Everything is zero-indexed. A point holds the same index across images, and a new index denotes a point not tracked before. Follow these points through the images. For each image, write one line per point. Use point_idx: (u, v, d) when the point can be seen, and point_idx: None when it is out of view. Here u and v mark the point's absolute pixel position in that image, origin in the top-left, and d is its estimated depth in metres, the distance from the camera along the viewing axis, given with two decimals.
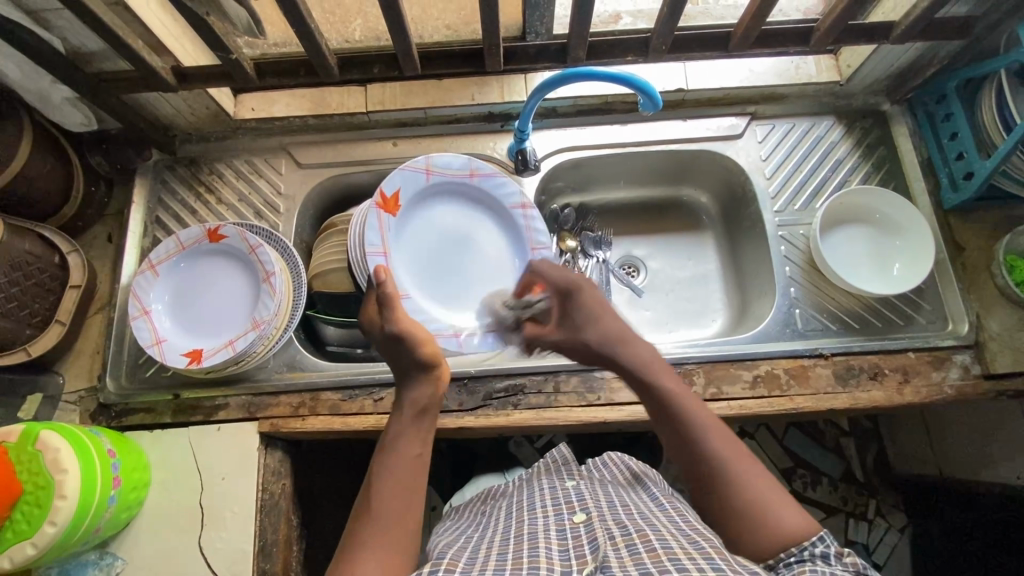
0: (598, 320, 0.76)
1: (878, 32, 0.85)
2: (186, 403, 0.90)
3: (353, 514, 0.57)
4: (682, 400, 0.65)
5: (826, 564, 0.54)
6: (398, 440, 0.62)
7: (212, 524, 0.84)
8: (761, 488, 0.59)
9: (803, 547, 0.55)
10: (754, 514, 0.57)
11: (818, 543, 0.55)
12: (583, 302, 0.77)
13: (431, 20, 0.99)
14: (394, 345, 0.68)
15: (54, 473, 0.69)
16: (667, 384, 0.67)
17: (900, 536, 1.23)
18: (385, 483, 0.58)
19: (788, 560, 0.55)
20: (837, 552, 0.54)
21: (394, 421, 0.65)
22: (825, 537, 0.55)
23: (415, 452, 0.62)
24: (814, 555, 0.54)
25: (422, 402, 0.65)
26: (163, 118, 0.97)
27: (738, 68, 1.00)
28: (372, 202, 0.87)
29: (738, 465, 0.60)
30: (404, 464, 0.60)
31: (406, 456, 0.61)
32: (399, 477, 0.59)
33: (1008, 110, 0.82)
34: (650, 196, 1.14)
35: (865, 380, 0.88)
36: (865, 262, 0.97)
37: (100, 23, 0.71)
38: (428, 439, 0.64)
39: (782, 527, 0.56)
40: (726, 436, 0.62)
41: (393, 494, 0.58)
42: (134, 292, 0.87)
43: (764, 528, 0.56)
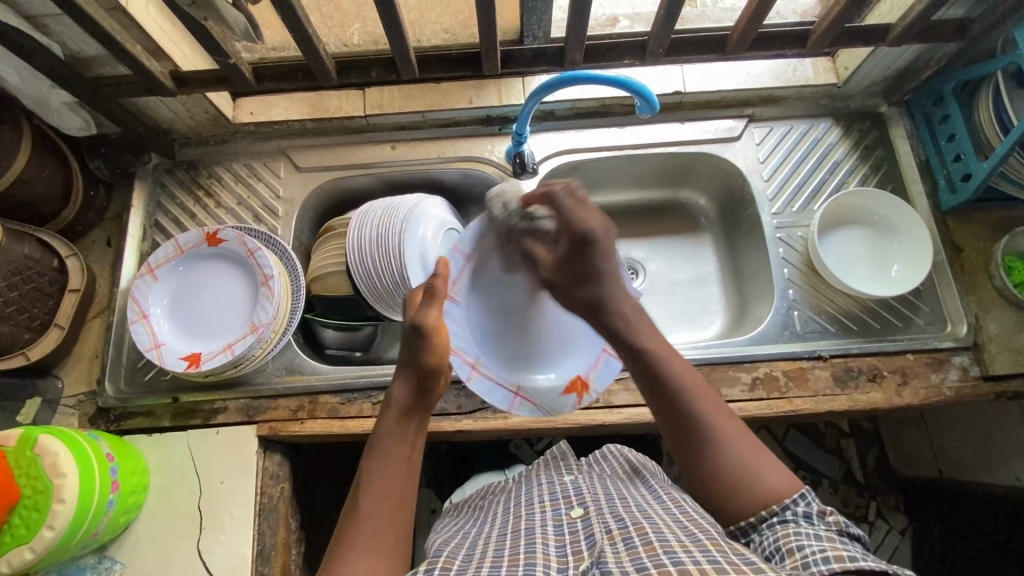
0: (605, 273, 0.75)
1: (875, 34, 0.85)
2: (185, 406, 0.90)
3: (342, 515, 0.57)
4: (669, 363, 0.66)
5: (809, 523, 0.54)
6: (384, 441, 0.62)
7: (210, 528, 0.84)
8: (744, 447, 0.60)
9: (784, 507, 0.55)
10: (738, 472, 0.58)
11: (799, 503, 0.55)
12: (597, 255, 0.75)
13: (429, 24, 0.99)
14: (412, 339, 0.67)
15: (52, 477, 0.69)
16: (655, 347, 0.68)
17: (902, 537, 1.21)
18: (373, 486, 0.58)
19: (770, 521, 0.55)
20: (820, 512, 0.55)
21: (381, 421, 0.64)
22: (807, 495, 0.56)
23: (403, 454, 0.61)
24: (797, 515, 0.55)
25: (412, 403, 0.65)
26: (162, 122, 0.97)
27: (736, 70, 1.00)
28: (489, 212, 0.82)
29: (721, 423, 0.61)
30: (391, 465, 0.60)
31: (393, 457, 0.60)
32: (388, 477, 0.59)
33: (1005, 112, 0.82)
34: (649, 198, 1.14)
35: (864, 383, 0.88)
36: (865, 262, 0.97)
37: (99, 28, 0.71)
38: (416, 442, 0.63)
39: (765, 486, 0.57)
40: (710, 397, 0.64)
41: (382, 498, 0.57)
42: (133, 296, 0.87)
43: (748, 486, 0.58)
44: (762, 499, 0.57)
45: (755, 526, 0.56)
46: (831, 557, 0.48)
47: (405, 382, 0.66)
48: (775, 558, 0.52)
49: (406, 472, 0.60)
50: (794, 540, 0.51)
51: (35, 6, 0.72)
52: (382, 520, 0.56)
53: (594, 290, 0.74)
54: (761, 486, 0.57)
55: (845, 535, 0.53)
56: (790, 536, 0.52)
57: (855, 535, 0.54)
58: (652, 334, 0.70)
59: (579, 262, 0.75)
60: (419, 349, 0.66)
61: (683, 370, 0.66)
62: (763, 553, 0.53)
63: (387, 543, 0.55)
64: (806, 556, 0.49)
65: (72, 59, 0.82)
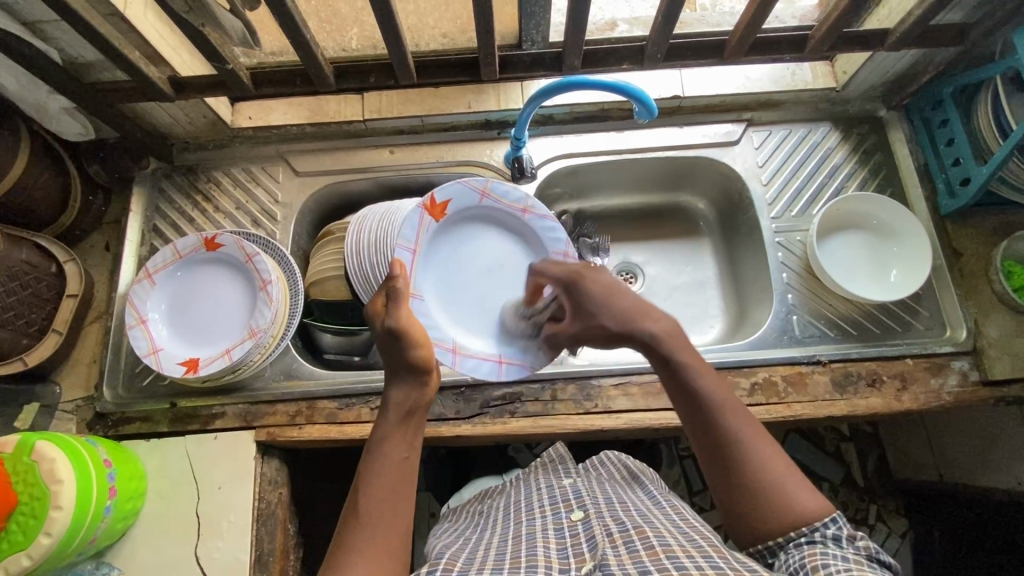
0: (605, 297, 0.68)
1: (873, 40, 0.85)
2: (183, 411, 0.90)
3: (341, 518, 0.57)
4: (707, 381, 0.60)
5: (837, 546, 0.53)
6: (382, 443, 0.61)
7: (209, 534, 0.84)
8: (782, 471, 0.57)
9: (815, 529, 0.55)
10: (776, 500, 0.56)
11: (830, 525, 0.55)
12: (591, 287, 0.69)
13: (428, 28, 1.00)
14: (391, 342, 0.66)
15: (50, 483, 0.69)
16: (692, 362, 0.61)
17: (901, 542, 1.22)
18: (371, 488, 0.57)
19: (798, 541, 0.55)
20: (850, 536, 0.54)
21: (378, 426, 0.63)
22: (838, 519, 0.55)
23: (400, 456, 0.60)
24: (825, 537, 0.54)
25: (409, 405, 0.64)
26: (161, 127, 0.97)
27: (735, 75, 1.01)
28: (420, 202, 0.83)
29: (761, 449, 0.58)
30: (389, 466, 0.59)
31: (391, 459, 0.60)
32: (386, 478, 0.58)
33: (1005, 116, 0.82)
34: (648, 202, 1.14)
35: (864, 388, 0.88)
36: (864, 270, 0.96)
37: (97, 34, 0.71)
38: (416, 443, 0.63)
39: (797, 507, 0.56)
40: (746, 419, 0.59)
41: (380, 498, 0.57)
42: (131, 300, 0.87)
43: (782, 511, 0.56)
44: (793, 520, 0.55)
45: (780, 546, 0.56)
46: None
47: (401, 385, 0.65)
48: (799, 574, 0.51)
49: (405, 473, 0.60)
50: (820, 559, 0.51)
51: (33, 12, 0.72)
52: (379, 521, 0.56)
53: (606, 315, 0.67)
54: (792, 509, 0.56)
55: (874, 561, 0.53)
56: (817, 555, 0.52)
57: (885, 562, 0.54)
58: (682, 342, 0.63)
59: (576, 300, 0.71)
60: (405, 348, 0.65)
61: (721, 389, 0.60)
62: (788, 570, 0.53)
63: (388, 545, 0.55)
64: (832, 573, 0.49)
65: (70, 64, 0.82)
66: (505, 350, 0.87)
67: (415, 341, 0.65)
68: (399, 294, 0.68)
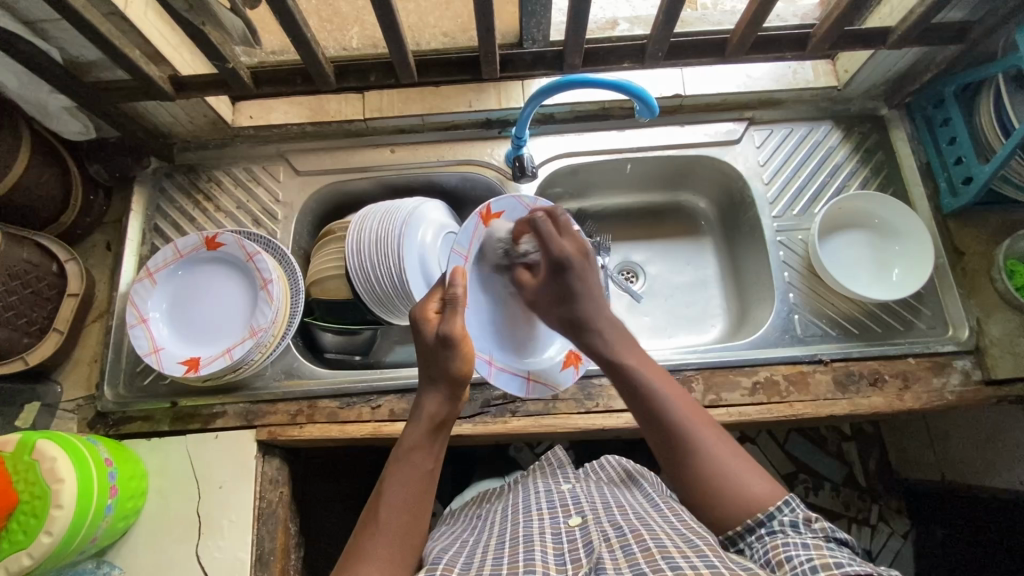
0: (584, 293, 0.75)
1: (874, 38, 0.85)
2: (184, 411, 0.90)
3: (358, 525, 0.57)
4: (650, 376, 0.66)
5: (795, 532, 0.53)
6: (410, 453, 0.61)
7: (209, 534, 0.84)
8: (727, 454, 0.59)
9: (771, 516, 0.55)
10: (723, 482, 0.58)
11: (785, 510, 0.55)
12: (574, 278, 0.75)
13: (428, 27, 1.00)
14: (439, 352, 0.65)
15: (51, 482, 0.69)
16: (638, 362, 0.68)
17: (902, 543, 1.20)
18: (392, 496, 0.58)
19: (759, 533, 0.54)
20: (805, 520, 0.54)
21: (407, 433, 0.63)
22: (791, 502, 0.55)
23: (427, 468, 0.60)
24: (784, 524, 0.54)
25: (439, 418, 0.64)
26: (162, 126, 0.97)
27: (736, 74, 1.00)
28: (477, 211, 0.86)
29: (706, 433, 0.61)
30: (415, 476, 0.60)
31: (417, 470, 0.60)
32: (409, 486, 0.59)
33: (1007, 115, 0.82)
34: (649, 201, 1.14)
35: (865, 387, 0.88)
36: (865, 268, 0.96)
37: (98, 33, 0.71)
38: (439, 454, 0.63)
39: (750, 492, 0.57)
40: (692, 407, 0.63)
41: (401, 509, 0.57)
42: (133, 299, 0.87)
43: (734, 496, 0.57)
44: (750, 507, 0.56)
45: (740, 535, 0.56)
46: (817, 565, 0.47)
47: (435, 396, 0.64)
48: (764, 569, 0.51)
49: (428, 483, 0.60)
50: (783, 552, 0.51)
51: (35, 11, 0.72)
52: (400, 528, 0.56)
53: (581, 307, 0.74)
54: (744, 493, 0.57)
55: (832, 542, 0.52)
56: (780, 547, 0.51)
57: (842, 539, 0.53)
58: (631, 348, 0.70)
59: (558, 283, 0.76)
60: (450, 361, 0.64)
61: (665, 383, 0.65)
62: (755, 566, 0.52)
63: (401, 553, 0.55)
64: (795, 567, 0.48)
65: (71, 64, 0.82)
66: (532, 367, 0.89)
67: (461, 356, 0.65)
68: (457, 303, 0.67)
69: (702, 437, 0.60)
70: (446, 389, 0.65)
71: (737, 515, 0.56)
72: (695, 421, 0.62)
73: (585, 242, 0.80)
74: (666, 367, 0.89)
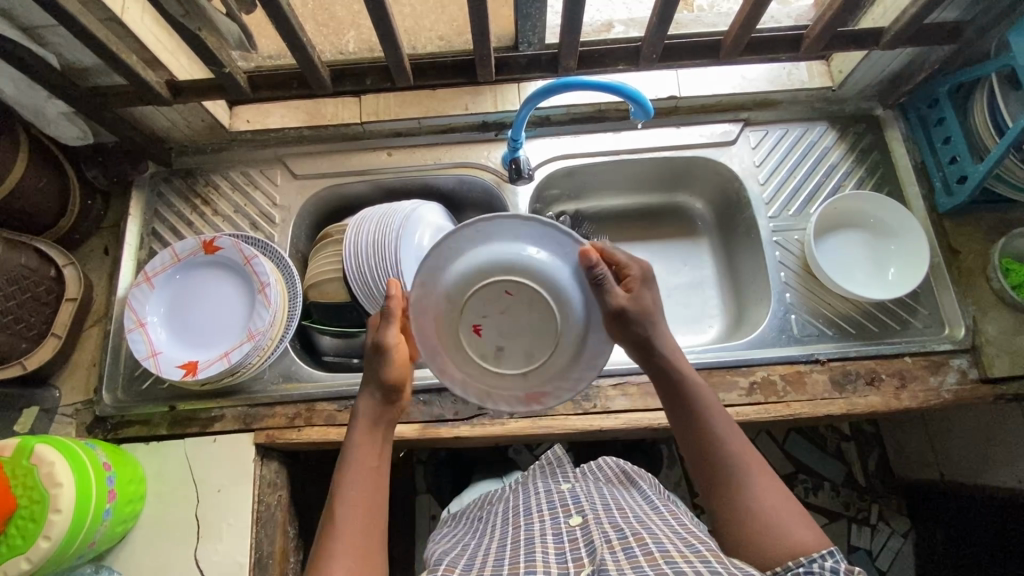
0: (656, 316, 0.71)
1: (868, 39, 0.85)
2: (182, 414, 0.90)
3: (319, 525, 0.58)
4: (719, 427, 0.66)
5: None
6: (353, 453, 0.63)
7: (208, 537, 0.84)
8: (772, 500, 0.60)
9: (812, 560, 0.53)
10: (766, 529, 0.58)
11: (828, 557, 0.53)
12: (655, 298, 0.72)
13: (424, 31, 1.01)
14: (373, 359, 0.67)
15: (49, 487, 0.69)
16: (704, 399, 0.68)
17: (903, 541, 1.22)
18: (347, 497, 0.60)
19: (796, 571, 0.53)
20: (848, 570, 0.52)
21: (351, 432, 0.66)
22: (835, 552, 0.53)
23: (371, 464, 0.63)
24: (823, 569, 0.52)
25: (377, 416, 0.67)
26: (159, 131, 0.98)
27: (730, 75, 1.01)
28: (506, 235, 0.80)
29: (755, 479, 0.61)
30: (364, 474, 0.62)
31: (363, 467, 0.62)
32: (360, 485, 0.61)
33: (1000, 113, 0.82)
34: (646, 203, 1.14)
35: (862, 386, 0.88)
36: (863, 269, 0.96)
37: (95, 39, 0.71)
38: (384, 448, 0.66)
39: (790, 538, 0.56)
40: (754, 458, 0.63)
41: (355, 509, 0.59)
42: (131, 304, 0.88)
43: (775, 542, 0.57)
44: (788, 551, 0.56)
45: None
46: None
47: (369, 397, 0.67)
48: None
49: (377, 480, 0.63)
50: None
51: (32, 16, 0.73)
52: (358, 528, 0.58)
53: (645, 327, 0.70)
54: (785, 539, 0.56)
55: None
56: None
57: None
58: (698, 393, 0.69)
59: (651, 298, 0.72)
60: (378, 369, 0.67)
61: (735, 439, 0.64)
62: None
63: (366, 552, 0.57)
64: None
65: (68, 69, 0.82)
66: None
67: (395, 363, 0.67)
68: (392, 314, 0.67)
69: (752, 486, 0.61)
70: (381, 393, 0.67)
71: (777, 556, 0.56)
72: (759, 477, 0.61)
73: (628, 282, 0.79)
74: None
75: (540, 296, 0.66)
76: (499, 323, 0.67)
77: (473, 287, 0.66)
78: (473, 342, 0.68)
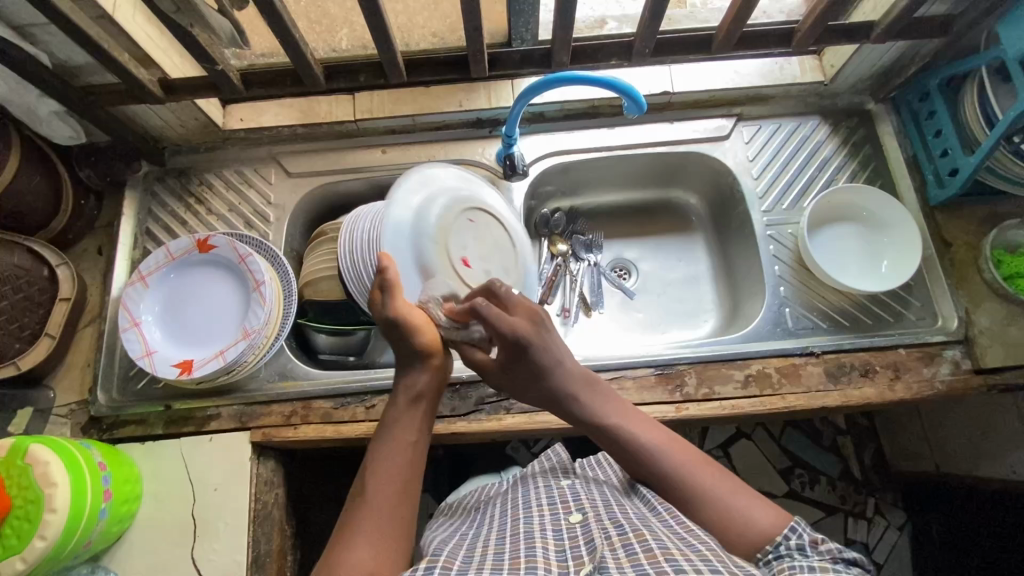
0: (556, 370, 0.68)
1: (858, 32, 0.86)
2: (178, 414, 0.89)
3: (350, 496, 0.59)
4: (681, 463, 0.63)
5: (802, 555, 0.54)
6: (392, 427, 0.64)
7: (205, 536, 0.84)
8: (746, 502, 0.60)
9: (777, 543, 0.55)
10: (728, 518, 0.59)
11: (791, 535, 0.55)
12: (540, 357, 0.67)
13: (417, 28, 1.02)
14: (394, 333, 0.67)
15: (44, 487, 0.68)
16: (619, 418, 0.67)
17: (899, 534, 1.23)
18: (378, 470, 0.60)
19: (767, 559, 0.55)
20: (812, 542, 0.54)
21: (389, 409, 0.66)
22: (797, 527, 0.56)
23: (409, 440, 0.63)
24: (789, 548, 0.54)
25: (418, 389, 0.67)
26: (152, 130, 0.97)
27: (724, 69, 1.01)
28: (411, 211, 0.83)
29: (726, 492, 0.61)
30: (401, 448, 0.62)
31: (401, 440, 0.63)
32: (397, 460, 0.61)
33: (990, 106, 0.83)
34: (640, 199, 1.15)
35: (857, 378, 0.88)
36: (853, 261, 0.97)
37: (85, 36, 0.71)
38: (425, 425, 0.66)
39: (761, 526, 0.57)
40: (731, 483, 0.62)
41: (388, 482, 0.59)
42: (125, 303, 0.87)
43: (745, 532, 0.57)
44: (761, 538, 0.56)
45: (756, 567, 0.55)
46: None
47: (411, 371, 0.68)
48: None
49: (412, 455, 0.63)
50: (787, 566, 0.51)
51: (22, 16, 0.73)
52: (389, 500, 0.58)
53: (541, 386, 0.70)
54: (753, 523, 0.57)
55: (839, 563, 0.53)
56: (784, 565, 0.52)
57: (852, 559, 0.53)
58: (656, 433, 0.66)
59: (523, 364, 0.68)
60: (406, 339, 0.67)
61: (704, 473, 0.62)
62: None
63: (396, 522, 0.57)
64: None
65: (60, 68, 0.82)
66: None
67: (416, 332, 0.67)
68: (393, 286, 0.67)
69: (700, 483, 0.61)
70: (418, 361, 0.68)
71: (752, 546, 0.56)
72: (738, 502, 0.60)
73: (534, 306, 0.70)
74: (658, 362, 0.90)
75: (490, 220, 0.90)
76: (475, 251, 0.86)
77: (450, 222, 0.85)
78: (465, 271, 0.84)
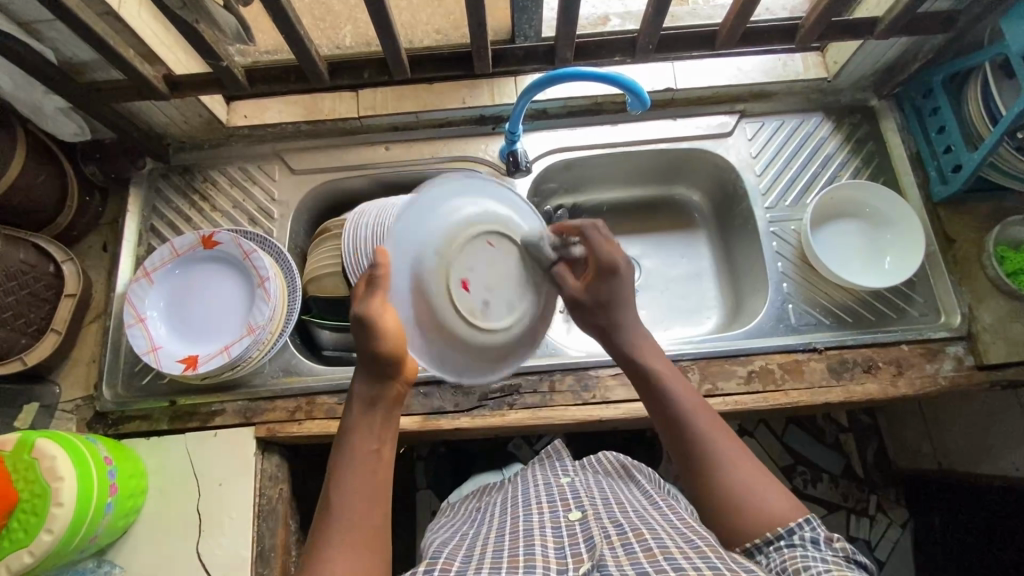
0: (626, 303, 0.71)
1: (862, 28, 0.86)
2: (183, 409, 0.90)
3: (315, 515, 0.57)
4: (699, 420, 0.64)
5: (816, 548, 0.54)
6: (352, 437, 0.60)
7: (210, 531, 0.84)
8: (750, 476, 0.60)
9: (790, 531, 0.55)
10: (730, 488, 0.59)
11: (806, 527, 0.55)
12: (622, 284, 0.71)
13: (420, 25, 1.02)
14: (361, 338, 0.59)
15: (50, 480, 0.69)
16: (664, 370, 0.69)
17: (901, 532, 1.23)
18: (343, 486, 0.57)
19: (776, 543, 0.55)
20: (828, 538, 0.54)
21: (345, 418, 0.62)
22: (813, 521, 0.55)
23: (370, 448, 0.60)
24: (804, 540, 0.54)
25: (372, 393, 0.62)
26: (156, 126, 0.97)
27: (727, 66, 1.01)
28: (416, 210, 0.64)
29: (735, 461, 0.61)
30: (362, 461, 0.59)
31: (360, 452, 0.59)
32: (360, 473, 0.58)
33: (994, 102, 0.83)
34: (643, 195, 1.15)
35: (860, 374, 0.89)
36: (857, 258, 0.97)
37: (91, 32, 0.71)
38: (387, 427, 0.63)
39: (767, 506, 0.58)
40: (740, 452, 0.62)
41: (354, 497, 0.57)
42: (129, 299, 0.88)
43: (745, 507, 0.58)
44: (767, 520, 0.57)
45: (757, 547, 0.56)
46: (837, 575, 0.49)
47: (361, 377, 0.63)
48: None
49: (375, 463, 0.60)
50: (800, 561, 0.51)
51: (28, 12, 0.73)
52: (357, 519, 0.55)
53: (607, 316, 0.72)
54: (761, 507, 0.58)
55: (851, 561, 0.53)
56: (796, 558, 0.52)
57: (861, 562, 0.54)
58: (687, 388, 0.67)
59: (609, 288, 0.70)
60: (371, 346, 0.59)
61: (718, 436, 0.63)
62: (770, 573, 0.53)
63: (368, 537, 0.55)
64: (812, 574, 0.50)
65: (65, 64, 0.82)
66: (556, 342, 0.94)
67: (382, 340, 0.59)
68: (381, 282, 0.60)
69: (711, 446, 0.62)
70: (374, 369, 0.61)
71: (754, 528, 0.57)
72: (745, 475, 0.60)
73: None
74: None
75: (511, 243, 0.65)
76: (484, 278, 0.63)
77: (458, 239, 0.62)
78: (462, 299, 0.62)
